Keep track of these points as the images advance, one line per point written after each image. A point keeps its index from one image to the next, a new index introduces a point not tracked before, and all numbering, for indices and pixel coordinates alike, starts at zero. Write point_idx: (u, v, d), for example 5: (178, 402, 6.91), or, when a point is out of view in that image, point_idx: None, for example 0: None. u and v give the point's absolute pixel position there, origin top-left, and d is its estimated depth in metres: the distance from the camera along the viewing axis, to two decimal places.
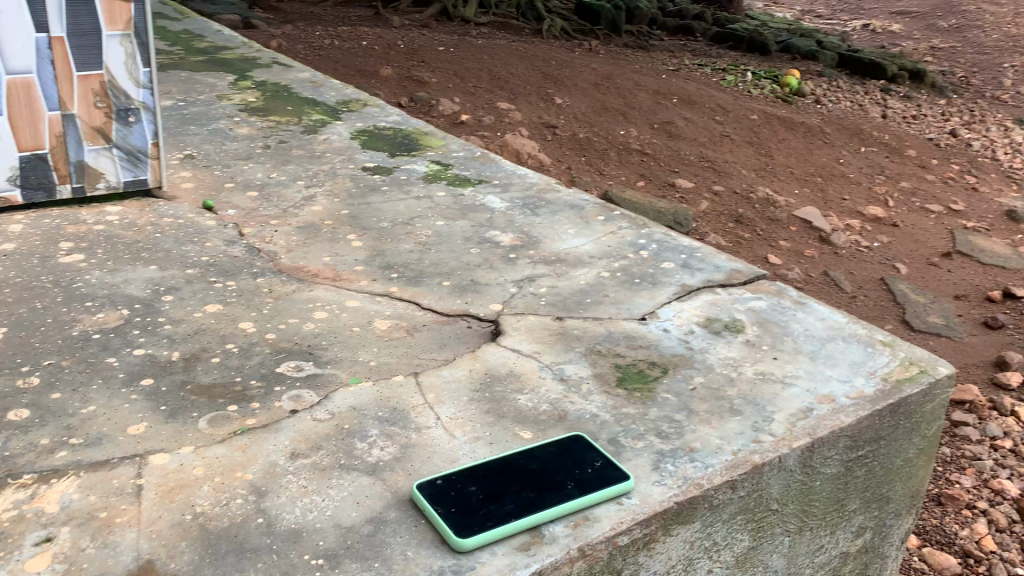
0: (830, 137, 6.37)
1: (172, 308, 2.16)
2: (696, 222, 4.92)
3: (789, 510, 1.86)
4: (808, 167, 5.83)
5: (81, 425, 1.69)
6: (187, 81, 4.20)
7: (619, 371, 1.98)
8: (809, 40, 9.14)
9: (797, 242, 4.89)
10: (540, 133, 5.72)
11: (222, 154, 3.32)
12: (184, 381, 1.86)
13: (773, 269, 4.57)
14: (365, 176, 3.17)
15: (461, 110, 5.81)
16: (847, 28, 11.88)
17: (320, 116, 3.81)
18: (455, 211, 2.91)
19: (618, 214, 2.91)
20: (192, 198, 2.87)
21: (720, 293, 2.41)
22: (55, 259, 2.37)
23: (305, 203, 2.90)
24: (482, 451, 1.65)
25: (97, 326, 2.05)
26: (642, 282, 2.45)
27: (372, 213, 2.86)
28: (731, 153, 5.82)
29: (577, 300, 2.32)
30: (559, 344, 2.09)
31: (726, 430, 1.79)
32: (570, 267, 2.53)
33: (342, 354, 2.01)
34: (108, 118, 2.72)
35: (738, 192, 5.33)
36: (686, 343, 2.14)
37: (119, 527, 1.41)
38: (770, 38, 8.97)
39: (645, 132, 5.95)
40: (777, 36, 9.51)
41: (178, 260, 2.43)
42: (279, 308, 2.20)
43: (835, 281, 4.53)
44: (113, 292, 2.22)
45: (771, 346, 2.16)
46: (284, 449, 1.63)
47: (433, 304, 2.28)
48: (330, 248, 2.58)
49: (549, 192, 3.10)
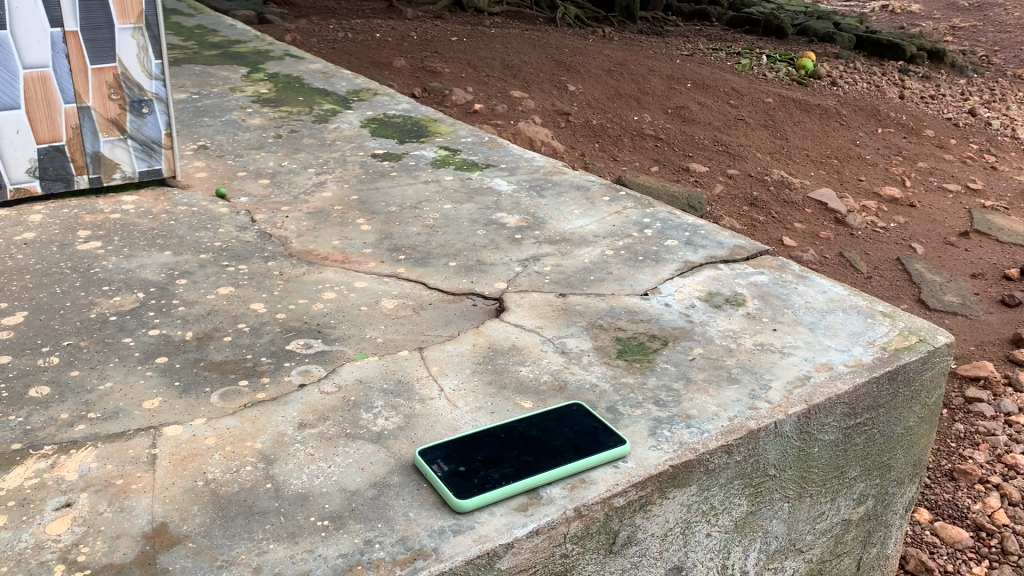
0: (846, 118, 6.35)
1: (185, 290, 2.23)
2: (709, 205, 4.94)
3: (787, 476, 1.89)
4: (823, 149, 5.82)
5: (99, 401, 1.76)
6: (201, 75, 4.28)
7: (620, 343, 2.02)
8: (826, 22, 9.09)
9: (811, 224, 4.90)
10: (553, 120, 5.75)
11: (235, 144, 3.39)
12: (197, 359, 1.93)
13: (787, 251, 4.58)
14: (376, 162, 3.23)
15: (474, 100, 5.86)
16: (866, 9, 11.79)
17: (331, 106, 3.88)
18: (462, 194, 2.96)
19: (623, 195, 2.94)
20: (205, 187, 2.94)
21: (722, 268, 2.45)
22: (74, 247, 2.45)
23: (316, 190, 2.96)
24: (483, 420, 1.70)
25: (114, 308, 2.13)
26: (645, 259, 2.48)
27: (381, 198, 2.92)
28: (745, 137, 5.82)
29: (580, 278, 2.36)
30: (561, 319, 2.13)
31: (723, 397, 1.83)
32: (574, 246, 2.57)
33: (350, 332, 2.07)
34: (123, 110, 2.79)
35: (752, 174, 5.33)
36: (687, 316, 2.18)
37: (134, 492, 1.48)
38: (786, 21, 8.93)
39: (659, 117, 5.97)
40: (794, 19, 9.46)
41: (191, 246, 2.51)
42: (289, 290, 2.26)
43: (849, 262, 4.54)
44: (129, 276, 2.29)
45: (771, 318, 2.19)
46: (293, 420, 1.69)
47: (439, 284, 2.33)
48: (340, 232, 2.64)
49: (556, 175, 3.14)
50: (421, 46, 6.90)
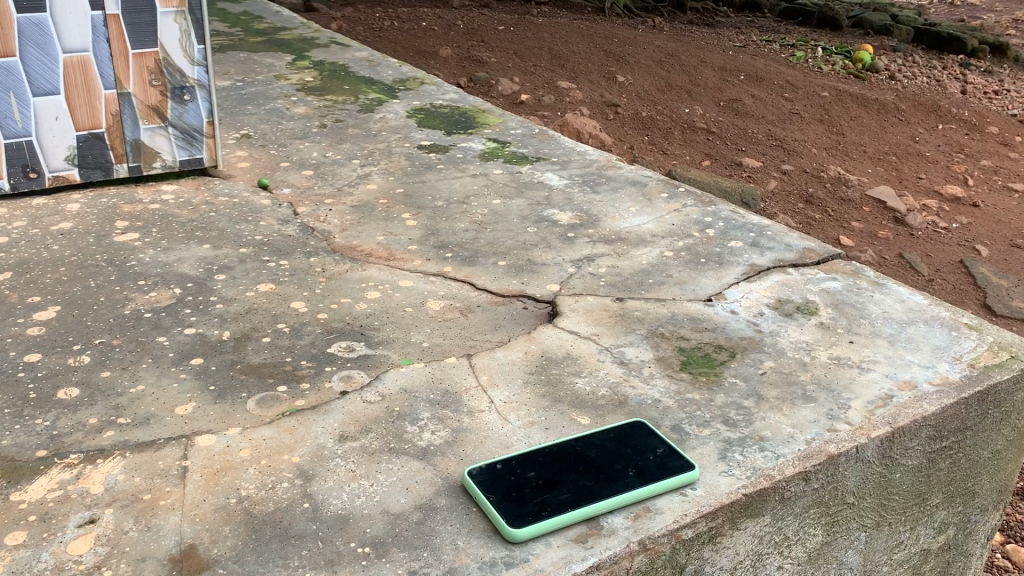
0: (905, 114, 6.09)
1: (224, 286, 2.13)
2: (763, 202, 4.75)
3: (866, 504, 1.73)
4: (881, 145, 5.58)
5: (129, 405, 1.66)
6: (246, 62, 4.20)
7: (684, 354, 1.87)
8: (883, 14, 8.79)
9: (870, 223, 4.68)
10: (601, 111, 5.59)
11: (279, 133, 3.29)
12: (235, 361, 1.82)
13: (845, 251, 4.38)
14: (422, 155, 3.11)
15: (521, 91, 5.72)
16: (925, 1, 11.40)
17: (377, 95, 3.76)
18: (512, 189, 2.83)
19: (682, 191, 2.79)
20: (248, 177, 2.85)
21: (791, 273, 2.28)
22: (111, 238, 2.37)
23: (360, 182, 2.86)
24: (538, 437, 1.57)
25: (149, 305, 2.03)
26: (708, 261, 2.33)
27: (428, 192, 2.80)
28: (800, 132, 5.60)
29: (639, 281, 2.22)
30: (619, 325, 1.98)
31: (799, 418, 1.69)
32: (631, 246, 2.42)
33: (395, 335, 1.94)
34: (164, 96, 2.70)
35: (807, 171, 5.13)
36: (755, 324, 2.03)
37: (162, 510, 1.37)
38: (842, 13, 8.65)
39: (711, 110, 5.77)
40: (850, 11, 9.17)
41: (231, 238, 2.41)
42: (331, 288, 2.15)
43: (910, 263, 4.32)
44: (166, 270, 2.20)
45: (846, 329, 2.03)
46: (333, 431, 1.57)
47: (488, 284, 2.20)
48: (385, 227, 2.53)
49: (610, 169, 3.00)
50: (469, 35, 6.77)
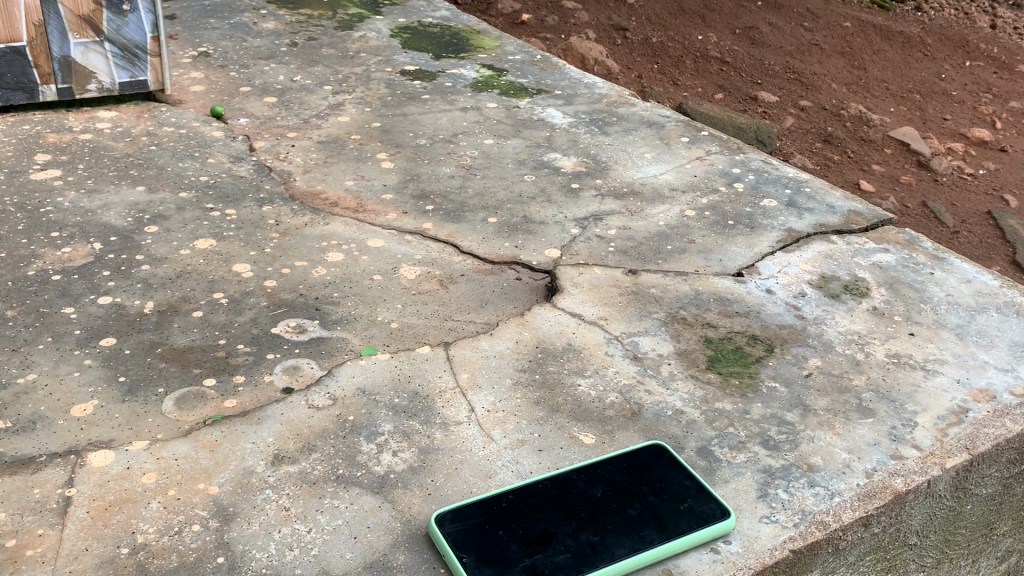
0: (931, 49, 5.51)
1: (154, 241, 1.76)
2: (779, 140, 4.33)
3: (929, 543, 1.41)
4: (905, 82, 5.05)
5: (13, 403, 1.31)
6: None
7: (711, 348, 1.53)
8: None
9: (891, 167, 4.23)
10: (608, 36, 5.16)
11: (242, 51, 2.87)
12: (155, 343, 1.46)
13: (863, 198, 3.95)
14: (405, 82, 2.70)
15: (522, 10, 5.29)
16: None
17: (358, 10, 3.32)
18: (507, 126, 2.44)
19: (706, 135, 2.41)
20: (201, 103, 2.44)
21: (835, 242, 1.93)
22: (27, 175, 1.98)
23: (332, 113, 2.46)
24: (528, 464, 1.23)
25: (60, 263, 1.66)
26: (736, 224, 1.98)
27: (409, 127, 2.41)
28: (820, 65, 5.11)
29: (654, 248, 1.87)
30: (632, 307, 1.63)
31: (855, 439, 1.35)
32: (645, 203, 2.06)
33: (357, 313, 1.59)
34: (98, 5, 2.30)
35: (827, 108, 4.67)
36: (796, 309, 1.68)
37: (27, 563, 1.03)
38: None
39: (726, 38, 5.30)
40: None
41: (172, 179, 2.03)
42: (285, 247, 1.78)
43: (934, 213, 3.86)
44: (88, 219, 1.82)
45: (905, 317, 1.68)
46: (266, 449, 1.23)
47: (474, 247, 1.85)
48: (355, 169, 2.15)
49: (621, 105, 2.60)
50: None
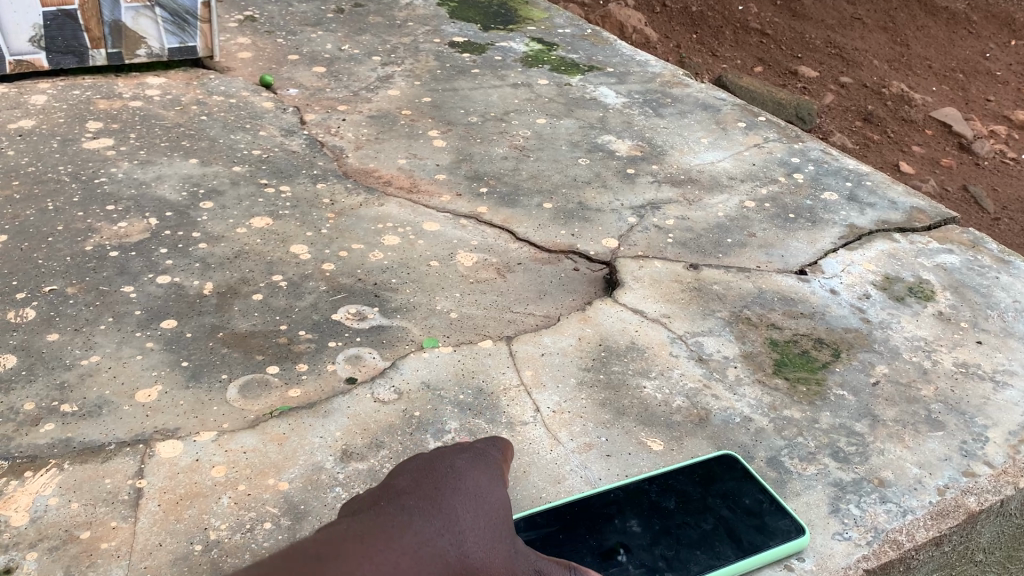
0: (976, 26, 5.18)
1: (209, 218, 1.74)
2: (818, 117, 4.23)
3: (993, 558, 1.38)
4: (948, 60, 4.83)
5: (78, 386, 1.30)
6: None
7: (777, 352, 1.50)
8: None
9: (932, 149, 4.07)
10: (647, 4, 5.09)
11: (289, 17, 2.82)
12: (216, 327, 1.45)
13: (902, 179, 3.81)
14: (454, 54, 2.65)
15: None
16: None
17: None
18: (560, 105, 2.40)
19: (763, 121, 2.36)
20: (249, 71, 2.41)
21: (899, 240, 1.89)
22: (80, 143, 1.96)
23: (381, 85, 2.42)
24: (597, 469, 1.22)
25: (117, 239, 1.65)
26: (798, 218, 1.94)
27: (459, 103, 2.37)
28: (862, 40, 4.92)
29: (714, 241, 1.84)
30: (694, 305, 1.60)
31: (926, 453, 1.33)
32: (703, 192, 2.03)
33: (417, 301, 1.57)
34: None
35: (867, 85, 4.52)
36: (861, 312, 1.64)
37: (103, 557, 1.03)
38: None
39: (767, 9, 5.16)
40: None
41: (224, 152, 2.00)
42: (341, 228, 1.76)
43: (975, 198, 3.70)
44: (143, 192, 1.80)
45: (971, 323, 1.65)
46: (333, 444, 1.22)
47: (530, 234, 1.82)
48: (407, 147, 2.12)
49: (675, 85, 2.55)
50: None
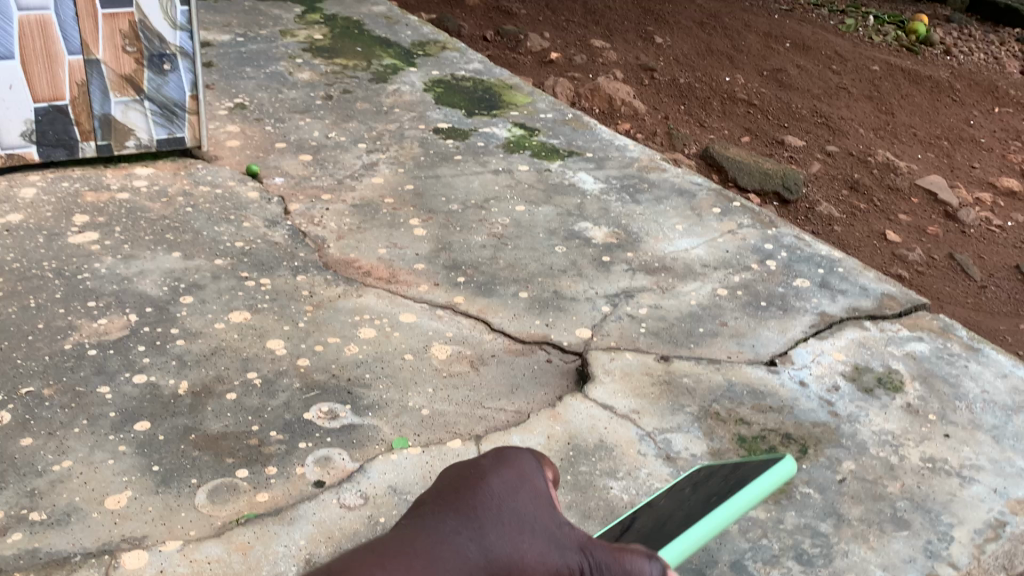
0: (960, 94, 5.21)
1: (188, 314, 1.77)
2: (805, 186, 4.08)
3: None
4: (933, 127, 4.78)
5: (49, 492, 1.32)
6: (251, 13, 3.79)
7: (745, 449, 1.52)
8: None
9: (919, 217, 3.97)
10: (634, 75, 4.96)
11: (278, 104, 2.90)
12: (188, 428, 1.47)
13: (889, 247, 3.71)
14: (437, 140, 2.72)
15: (550, 47, 5.14)
16: None
17: (392, 62, 3.36)
18: (539, 191, 2.45)
19: (737, 206, 2.41)
20: (236, 160, 2.47)
21: (869, 329, 1.92)
22: (65, 238, 2.01)
23: (365, 173, 2.48)
24: None
25: (95, 337, 1.68)
26: (769, 306, 1.97)
27: (442, 190, 2.42)
28: (848, 109, 4.85)
29: (686, 331, 1.87)
30: (664, 399, 1.63)
31: (890, 553, 1.33)
32: (677, 279, 2.06)
33: (389, 397, 1.60)
34: (139, 65, 2.32)
35: (854, 153, 4.40)
36: (830, 405, 1.66)
37: None
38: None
39: (753, 80, 5.06)
40: None
41: (207, 244, 2.04)
42: (317, 322, 1.79)
43: (962, 266, 3.62)
44: (124, 287, 1.84)
45: (940, 415, 1.66)
46: (297, 553, 1.24)
47: (505, 325, 1.85)
48: (388, 236, 2.17)
49: (653, 170, 2.61)
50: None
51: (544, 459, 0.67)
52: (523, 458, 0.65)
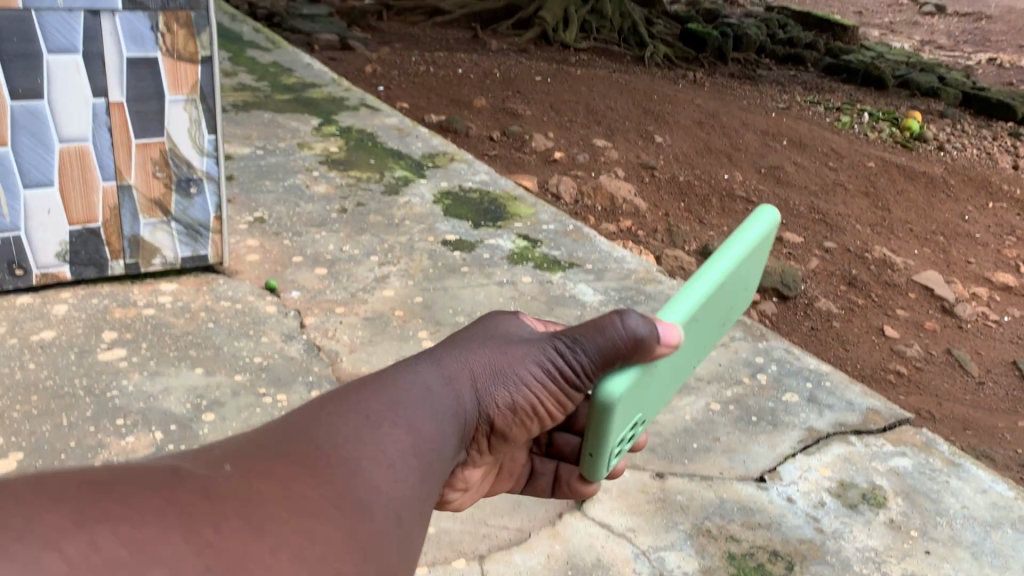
0: (954, 189, 5.34)
1: (210, 432, 1.88)
2: (804, 282, 4.02)
3: None
4: (929, 223, 4.86)
5: None
6: (269, 126, 4.00)
7: (734, 566, 1.61)
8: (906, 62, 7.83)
9: (916, 312, 3.92)
10: (637, 175, 4.99)
11: (295, 218, 3.07)
12: None
13: (887, 342, 3.64)
14: (446, 252, 2.87)
15: (554, 147, 5.18)
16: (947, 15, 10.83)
17: (404, 174, 3.55)
18: (541, 304, 2.58)
19: (730, 319, 2.53)
20: (256, 275, 2.62)
21: (854, 443, 2.02)
22: (95, 355, 2.14)
23: (377, 286, 2.62)
24: None
25: (123, 456, 1.79)
26: (760, 420, 2.08)
27: (449, 303, 2.55)
28: (844, 206, 4.90)
29: (681, 446, 1.97)
30: (658, 517, 1.72)
31: None
32: (673, 394, 2.17)
33: None
34: (168, 189, 2.48)
35: (851, 250, 4.39)
36: (816, 521, 1.75)
37: None
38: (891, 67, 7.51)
39: (751, 178, 5.09)
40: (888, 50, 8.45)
41: (227, 360, 2.17)
42: None
43: (959, 361, 3.56)
44: (150, 405, 1.96)
45: (921, 531, 1.75)
46: None
47: None
48: (398, 349, 2.29)
49: (649, 282, 2.74)
50: (511, 69, 6.40)
51: (497, 321, 1.26)
52: (478, 330, 1.24)
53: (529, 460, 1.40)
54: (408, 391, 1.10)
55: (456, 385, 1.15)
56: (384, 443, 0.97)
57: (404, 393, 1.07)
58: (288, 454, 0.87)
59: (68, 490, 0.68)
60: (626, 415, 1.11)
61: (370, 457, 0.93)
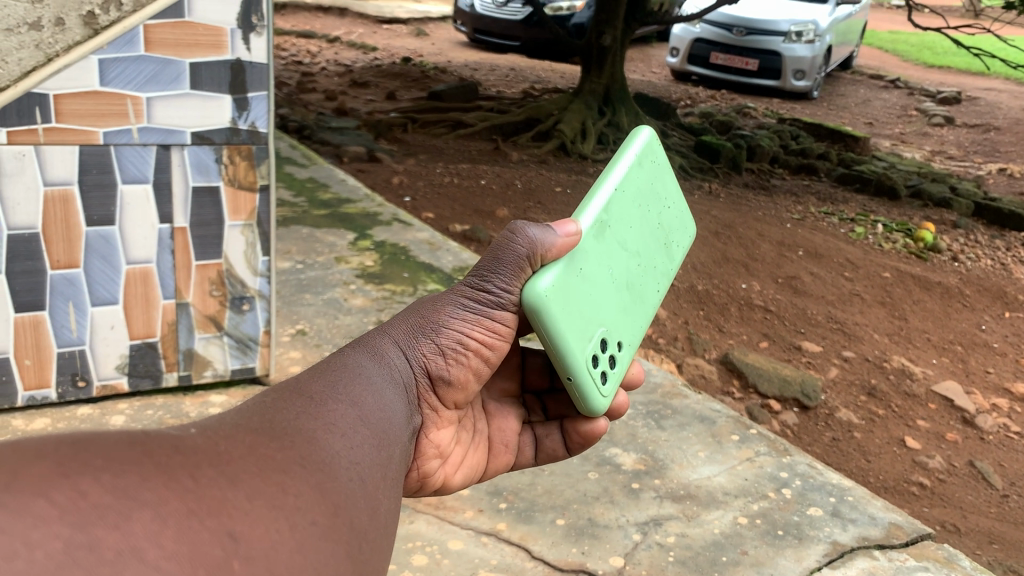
0: (970, 299, 5.46)
1: None
2: (824, 392, 4.09)
3: None
4: (946, 332, 4.98)
5: None
6: (308, 240, 4.21)
7: None
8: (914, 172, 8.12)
9: (937, 423, 3.98)
10: None
11: (334, 330, 3.23)
12: None
13: (909, 452, 3.70)
14: None
15: None
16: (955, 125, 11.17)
17: (436, 287, 3.72)
18: None
19: (754, 434, 2.63)
20: None
21: (878, 558, 2.09)
22: None
23: None
24: None
25: None
26: (786, 534, 2.16)
27: None
28: (862, 315, 5.01)
29: (711, 560, 2.05)
30: None
31: None
32: (701, 507, 2.26)
33: None
34: (222, 306, 2.63)
35: (869, 359, 4.48)
36: None
37: None
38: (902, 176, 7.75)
39: (768, 286, 5.19)
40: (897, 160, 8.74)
41: None
42: None
43: (982, 473, 3.61)
44: None
45: None
46: None
47: (544, 552, 2.05)
48: None
49: (674, 395, 2.85)
50: (533, 181, 6.66)
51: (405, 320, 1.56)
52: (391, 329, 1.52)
53: (530, 429, 1.79)
54: (351, 370, 1.34)
55: (397, 357, 1.46)
56: (333, 413, 1.15)
57: (349, 376, 1.31)
58: (250, 428, 1.00)
59: (38, 446, 0.73)
60: (579, 328, 1.51)
61: (323, 427, 1.09)
